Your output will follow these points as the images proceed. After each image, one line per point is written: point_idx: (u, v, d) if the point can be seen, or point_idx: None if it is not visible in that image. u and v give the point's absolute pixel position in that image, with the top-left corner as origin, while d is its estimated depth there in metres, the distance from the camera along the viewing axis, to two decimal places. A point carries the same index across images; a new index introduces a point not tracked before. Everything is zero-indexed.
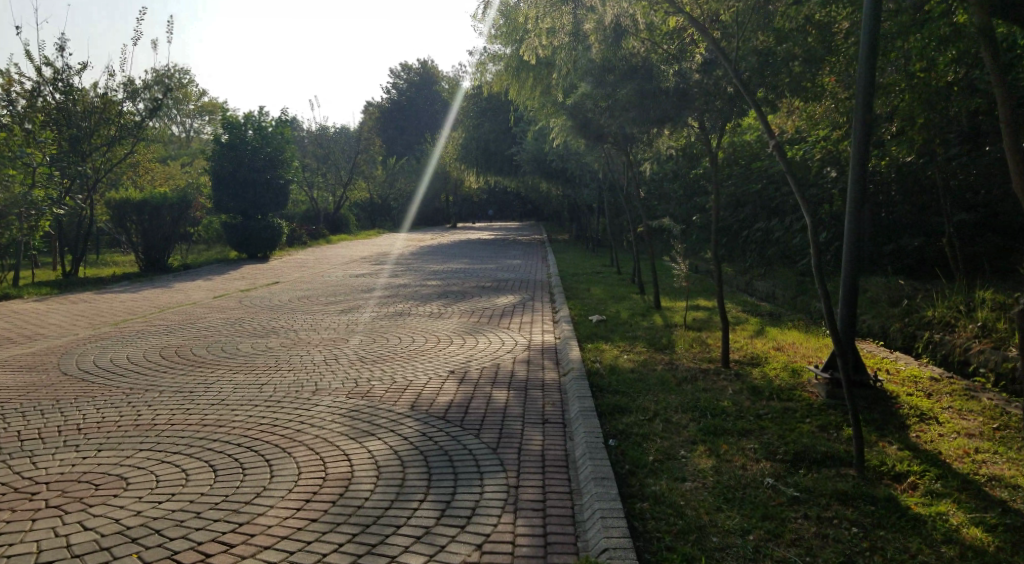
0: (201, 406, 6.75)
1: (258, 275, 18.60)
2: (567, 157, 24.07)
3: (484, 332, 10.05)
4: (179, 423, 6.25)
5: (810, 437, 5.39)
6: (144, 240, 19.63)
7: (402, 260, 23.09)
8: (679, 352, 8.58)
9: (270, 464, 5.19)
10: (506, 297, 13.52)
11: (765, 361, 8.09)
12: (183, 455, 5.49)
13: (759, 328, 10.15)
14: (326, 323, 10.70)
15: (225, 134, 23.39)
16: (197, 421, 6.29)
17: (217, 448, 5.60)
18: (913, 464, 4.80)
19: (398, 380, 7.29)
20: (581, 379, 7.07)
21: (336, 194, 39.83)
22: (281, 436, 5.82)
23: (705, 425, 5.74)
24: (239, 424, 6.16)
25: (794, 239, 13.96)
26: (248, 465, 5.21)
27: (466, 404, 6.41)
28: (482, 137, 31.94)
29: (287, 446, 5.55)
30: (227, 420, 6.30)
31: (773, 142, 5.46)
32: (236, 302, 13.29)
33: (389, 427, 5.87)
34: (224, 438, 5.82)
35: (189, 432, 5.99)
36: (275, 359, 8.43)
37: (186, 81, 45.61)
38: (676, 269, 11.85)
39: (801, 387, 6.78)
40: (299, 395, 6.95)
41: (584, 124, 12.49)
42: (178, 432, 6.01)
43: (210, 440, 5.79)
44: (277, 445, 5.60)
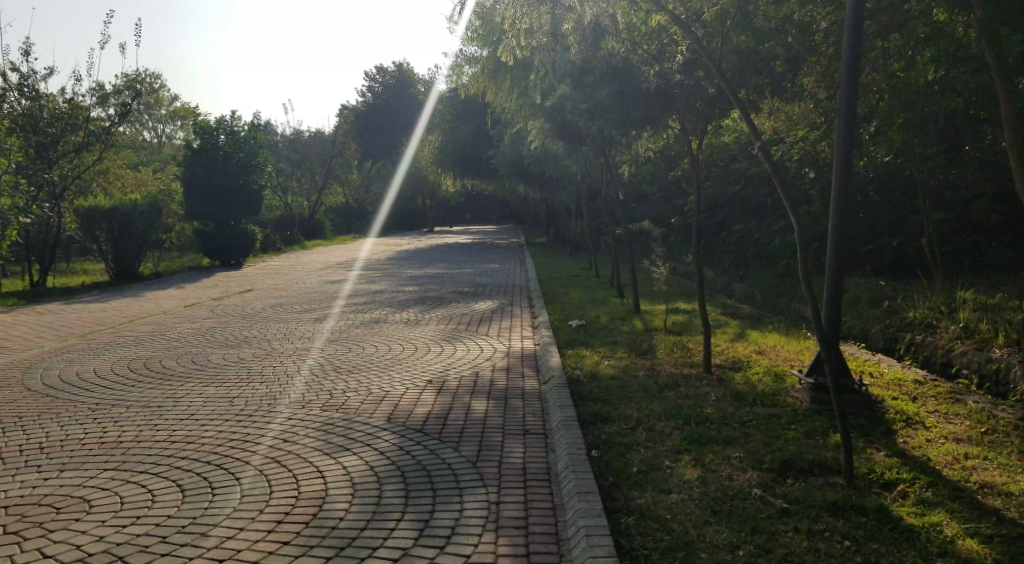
0: (169, 421, 6.49)
1: (231, 283, 18.26)
2: (544, 160, 23.96)
3: (461, 338, 9.86)
4: (146, 440, 5.99)
5: (797, 445, 5.30)
6: (115, 249, 19.17)
7: (378, 265, 22.82)
8: (660, 357, 8.45)
9: (240, 483, 4.97)
10: (484, 302, 13.34)
11: (747, 365, 8.00)
12: (149, 474, 5.24)
13: (740, 331, 10.07)
14: (300, 331, 10.45)
15: (196, 139, 22.86)
16: (164, 437, 6.03)
17: (185, 466, 5.36)
18: (902, 472, 4.73)
19: (374, 391, 7.08)
20: (560, 387, 6.91)
21: (311, 200, 39.43)
22: (251, 452, 5.59)
23: (689, 433, 5.61)
24: (209, 440, 5.92)
25: (772, 240, 13.94)
26: (218, 484, 4.99)
27: (444, 415, 6.22)
28: (459, 140, 31.74)
29: (259, 464, 5.33)
30: (196, 435, 6.06)
31: (758, 144, 5.33)
32: (208, 311, 12.98)
33: (365, 442, 5.66)
34: (192, 456, 5.59)
35: (155, 450, 5.74)
36: (249, 371, 8.17)
37: (157, 86, 44.96)
38: (655, 272, 11.74)
39: (785, 393, 6.69)
40: (272, 408, 6.71)
41: (561, 126, 12.36)
42: (144, 449, 5.76)
43: (178, 458, 5.55)
44: (247, 463, 5.37)
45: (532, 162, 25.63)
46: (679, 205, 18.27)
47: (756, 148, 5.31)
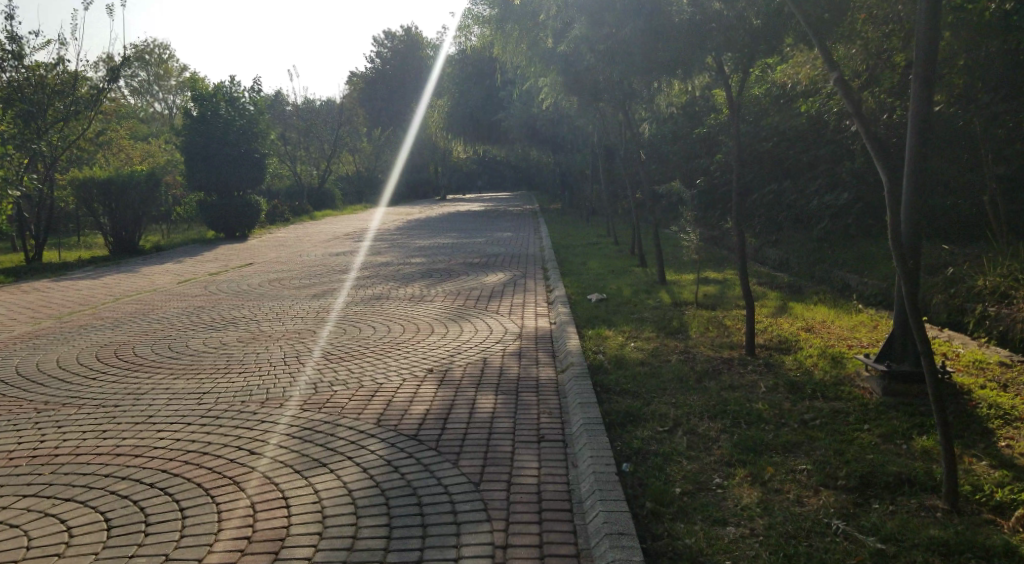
0: (120, 426, 5.22)
1: (233, 256, 17.34)
2: (560, 122, 22.76)
3: (471, 317, 8.87)
4: (85, 453, 4.70)
5: (877, 454, 4.37)
6: (112, 219, 18.18)
7: (387, 235, 21.84)
8: (695, 338, 7.43)
9: (184, 517, 3.74)
10: (496, 275, 12.32)
11: (795, 345, 7.00)
12: (76, 504, 3.96)
13: (781, 304, 9.03)
14: (295, 310, 9.51)
15: (194, 106, 21.84)
16: (107, 448, 4.76)
17: (119, 489, 4.12)
18: (1019, 491, 3.79)
19: (365, 384, 5.99)
20: (582, 378, 5.89)
21: (319, 168, 38.33)
22: (205, 470, 4.34)
23: (741, 439, 4.62)
24: (159, 449, 4.71)
25: (811, 203, 12.83)
26: (156, 516, 3.76)
27: (443, 417, 5.14)
28: (471, 103, 30.51)
29: (211, 487, 4.10)
30: (147, 445, 4.80)
31: (836, 76, 4.90)
32: (200, 289, 12.03)
33: (347, 452, 4.55)
34: (134, 473, 4.35)
35: (93, 468, 4.46)
36: (227, 359, 6.99)
37: (166, 55, 43.98)
38: (685, 239, 10.64)
39: (848, 382, 5.70)
40: (244, 407, 5.50)
41: (578, 77, 11.16)
42: (79, 466, 4.48)
43: (116, 475, 4.32)
44: (198, 484, 4.14)
45: (546, 122, 24.36)
46: (704, 166, 17.05)
47: (835, 77, 4.89)
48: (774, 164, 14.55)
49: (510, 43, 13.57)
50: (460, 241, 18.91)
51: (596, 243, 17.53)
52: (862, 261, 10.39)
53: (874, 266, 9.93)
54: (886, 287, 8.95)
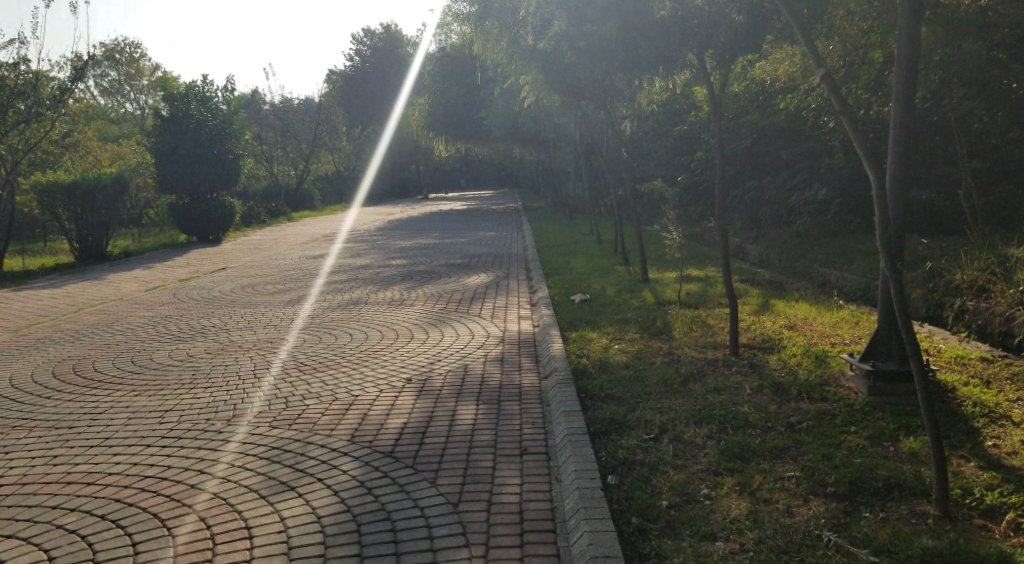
0: (76, 451, 5.04)
1: (207, 261, 17.05)
2: (539, 119, 22.64)
3: (450, 321, 8.73)
4: (35, 482, 4.52)
5: (865, 458, 4.29)
6: (77, 224, 17.91)
7: (366, 237, 21.61)
8: (679, 339, 7.34)
9: (138, 552, 3.59)
10: (476, 276, 12.18)
11: (779, 344, 6.92)
12: (20, 540, 3.79)
13: (763, 301, 8.97)
14: (270, 318, 9.32)
15: (165, 107, 21.52)
16: (59, 477, 4.59)
17: (69, 522, 3.96)
18: (1009, 494, 3.71)
19: (340, 397, 5.85)
20: (565, 384, 5.79)
21: (297, 168, 37.92)
22: (163, 499, 4.18)
23: (728, 445, 4.52)
24: (116, 477, 4.55)
25: (791, 197, 12.80)
26: (108, 551, 3.61)
27: (419, 431, 5.03)
28: (449, 102, 30.30)
29: (169, 517, 3.95)
30: (102, 473, 4.63)
31: (823, 74, 4.55)
32: (170, 296, 11.78)
33: (317, 473, 4.42)
34: (87, 503, 4.18)
35: (43, 498, 4.28)
36: (192, 373, 6.80)
37: (137, 56, 43.42)
38: (666, 238, 10.56)
39: (834, 382, 5.62)
40: (209, 427, 5.34)
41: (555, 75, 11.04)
42: (28, 497, 4.31)
43: (67, 506, 4.16)
44: (155, 515, 3.99)
45: (525, 120, 24.22)
46: (683, 162, 17.00)
47: (823, 75, 4.55)
48: (754, 158, 14.52)
49: (489, 40, 13.40)
50: (439, 242, 18.74)
51: (577, 241, 17.42)
52: (843, 255, 10.36)
53: (855, 260, 9.90)
54: (867, 281, 8.92)
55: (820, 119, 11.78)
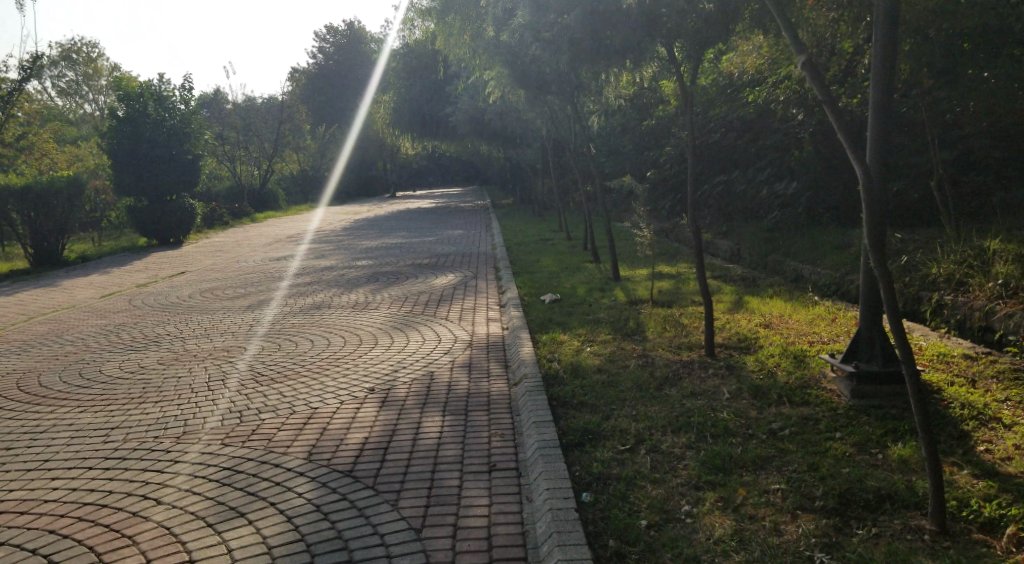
0: (10, 476, 4.63)
1: (166, 265, 16.51)
2: (505, 115, 22.36)
3: (417, 325, 8.40)
4: None
5: (853, 468, 4.08)
6: (32, 230, 17.14)
7: (332, 237, 21.15)
8: (652, 339, 7.09)
9: None
10: (443, 276, 11.86)
11: (755, 344, 6.72)
12: None
13: (737, 298, 8.78)
14: (228, 325, 8.91)
15: (121, 108, 20.69)
16: None
17: None
18: (1008, 505, 3.51)
19: (298, 409, 5.50)
20: (535, 392, 5.49)
21: (262, 168, 37.14)
22: (101, 530, 3.81)
23: (709, 456, 4.28)
24: (52, 505, 4.16)
25: (761, 191, 12.66)
26: None
27: (381, 446, 4.71)
28: (414, 99, 29.81)
29: (106, 552, 3.58)
30: (36, 501, 4.23)
31: (803, 58, 4.14)
32: (125, 303, 11.28)
33: (270, 496, 4.08)
34: (17, 537, 3.80)
35: None
36: (143, 386, 6.38)
37: (95, 56, 42.39)
38: (637, 235, 10.32)
39: (815, 384, 5.42)
40: (156, 445, 4.96)
41: (522, 69, 10.74)
42: None
43: None
44: (91, 549, 3.62)
45: (491, 117, 23.91)
46: (652, 157, 16.82)
47: (801, 61, 4.12)
48: (723, 153, 14.37)
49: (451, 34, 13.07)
50: (407, 241, 18.37)
51: (547, 238, 17.18)
52: (815, 250, 10.22)
53: (827, 254, 9.77)
54: (840, 275, 8.77)
55: (790, 113, 11.65)
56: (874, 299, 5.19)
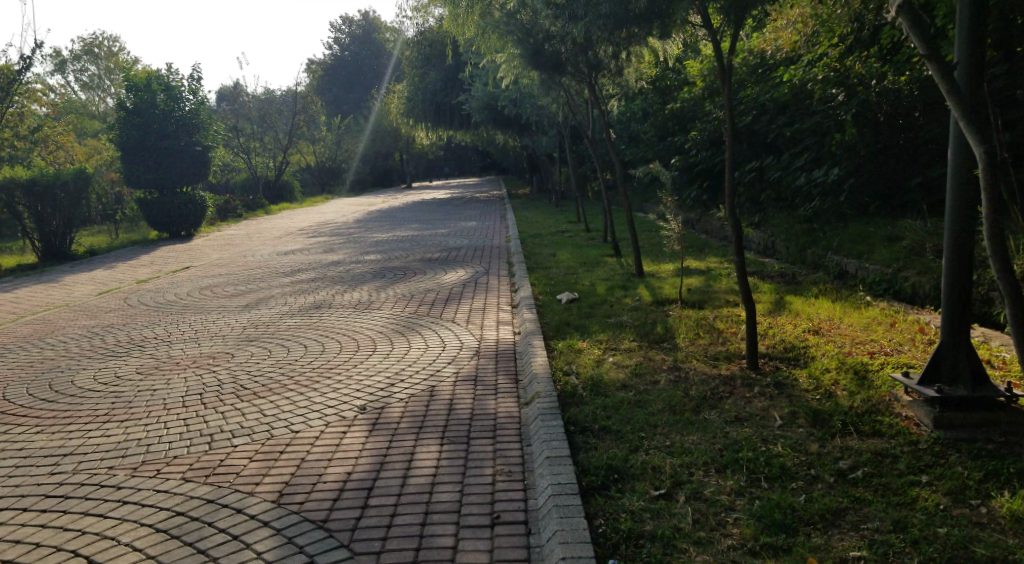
0: None
1: (171, 259, 15.83)
2: (522, 103, 21.44)
3: (422, 328, 7.58)
4: None
5: (950, 528, 3.21)
6: (39, 224, 16.35)
7: (345, 229, 20.41)
8: (683, 348, 6.21)
9: None
10: (455, 273, 11.03)
11: (804, 354, 5.85)
12: None
13: (777, 298, 7.87)
14: (216, 327, 8.14)
15: (128, 98, 20.00)
16: None
17: None
18: None
19: (276, 433, 4.67)
20: (549, 417, 4.66)
21: (277, 159, 36.41)
22: None
23: (765, 506, 3.42)
24: None
25: (798, 179, 11.70)
26: None
27: (365, 486, 3.87)
28: (431, 87, 28.90)
29: None
30: None
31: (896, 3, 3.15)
32: (118, 302, 10.56)
33: (225, 557, 3.25)
34: None
35: None
36: (114, 401, 5.53)
37: (114, 48, 42.08)
38: (663, 228, 9.41)
39: (884, 407, 4.55)
40: (107, 478, 4.14)
41: (539, 48, 9.83)
42: None
43: None
44: None
45: (508, 105, 23.01)
46: (677, 145, 15.87)
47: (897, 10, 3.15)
48: (755, 138, 13.40)
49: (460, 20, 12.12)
50: (422, 233, 17.56)
51: (565, 231, 16.31)
52: (861, 243, 9.25)
53: (875, 248, 8.82)
54: (892, 272, 7.82)
55: (831, 94, 10.67)
56: (959, 312, 4.28)
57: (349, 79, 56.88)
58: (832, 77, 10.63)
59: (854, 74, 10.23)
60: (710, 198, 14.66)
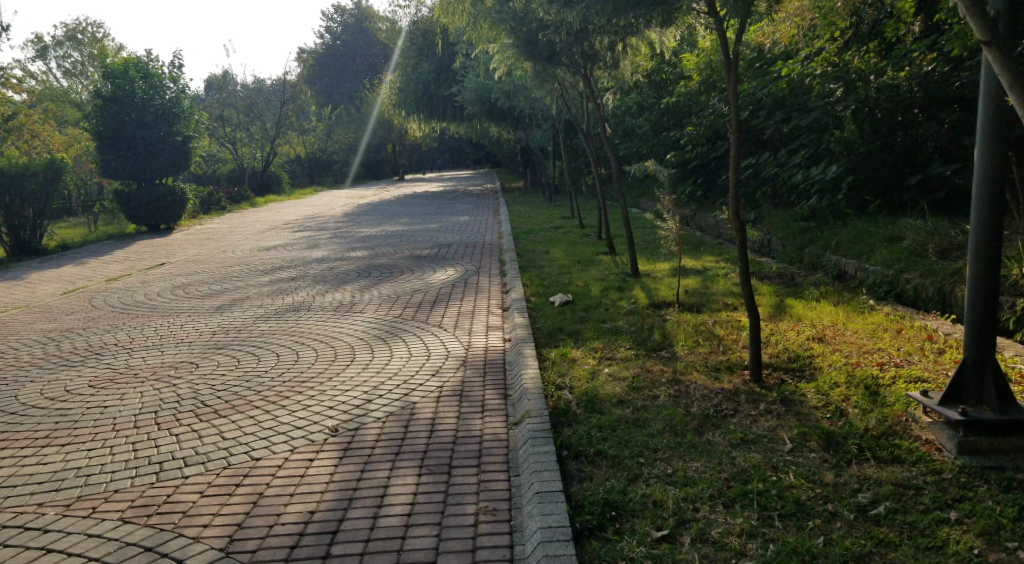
0: None
1: (149, 254, 15.35)
2: (515, 95, 20.96)
3: (406, 333, 7.20)
4: None
5: None
6: (9, 217, 15.82)
7: (332, 223, 19.96)
8: (682, 358, 5.86)
9: None
10: (443, 272, 10.62)
11: (810, 365, 5.49)
12: None
13: (778, 302, 7.54)
14: (186, 332, 7.71)
15: (106, 85, 19.51)
16: None
17: None
18: None
19: (234, 465, 4.44)
20: (540, 441, 4.31)
21: (263, 150, 35.87)
22: None
23: (781, 555, 3.10)
24: None
25: (796, 174, 11.34)
26: None
27: (328, 530, 3.66)
28: (422, 78, 28.41)
29: None
30: None
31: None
32: (84, 302, 10.10)
33: None
34: None
35: None
36: (62, 423, 5.25)
37: (98, 35, 41.33)
38: (661, 227, 9.05)
39: (903, 428, 4.19)
40: (47, 525, 3.90)
41: (531, 41, 9.41)
42: None
43: None
44: None
45: (500, 97, 22.64)
46: (672, 139, 15.54)
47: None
48: (752, 132, 13.05)
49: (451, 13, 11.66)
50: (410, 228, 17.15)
51: (557, 226, 15.92)
52: (860, 241, 8.91)
53: (874, 247, 8.48)
54: (894, 273, 7.48)
55: (829, 90, 10.37)
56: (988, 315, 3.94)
57: (339, 69, 56.31)
58: (832, 73, 10.33)
59: (853, 70, 9.95)
60: (704, 193, 14.34)
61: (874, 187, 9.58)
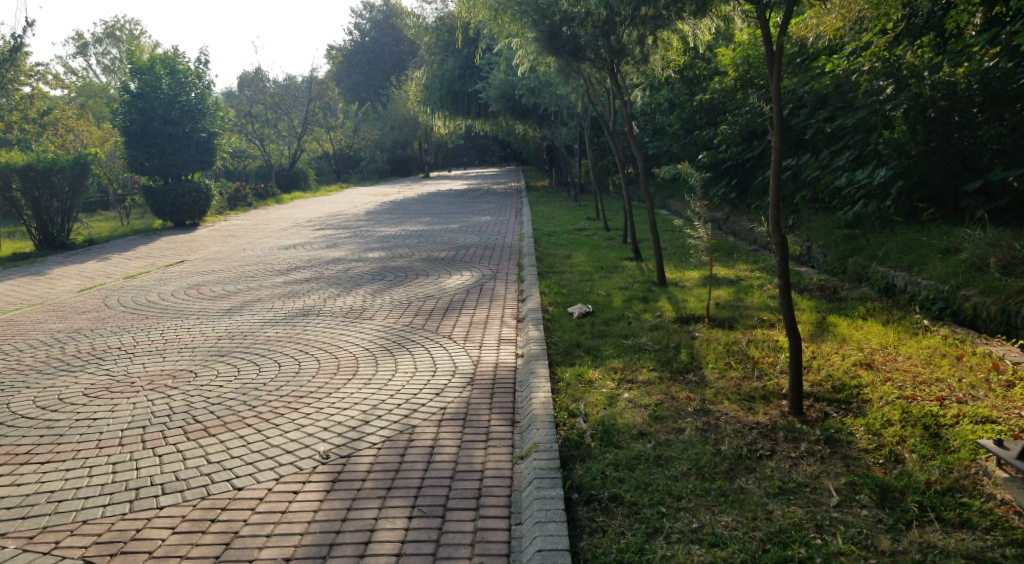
0: None
1: (169, 251, 15.08)
2: (539, 93, 20.43)
3: (413, 344, 6.70)
4: None
5: None
6: (38, 212, 15.61)
7: (352, 221, 19.61)
8: (712, 384, 5.27)
9: None
10: (460, 276, 10.13)
11: (858, 397, 4.88)
12: None
13: (820, 319, 6.92)
14: (189, 337, 7.29)
15: (133, 82, 19.30)
16: None
17: None
18: None
19: (211, 496, 3.96)
20: (547, 482, 3.78)
21: (292, 146, 35.75)
22: None
23: None
24: None
25: (840, 178, 10.65)
26: None
27: None
28: (448, 74, 27.95)
29: None
30: None
31: None
32: (96, 301, 9.79)
33: None
34: None
35: None
36: (43, 438, 4.82)
37: (133, 30, 41.57)
38: (691, 234, 8.45)
39: (973, 483, 3.57)
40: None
41: (553, 34, 8.70)
42: None
43: None
44: None
45: (525, 93, 22.04)
46: (705, 139, 14.85)
47: None
48: (790, 133, 12.40)
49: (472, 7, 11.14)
50: (433, 228, 16.71)
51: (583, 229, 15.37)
52: (910, 252, 8.24)
53: (926, 259, 7.81)
54: (950, 289, 6.82)
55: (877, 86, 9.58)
56: None
57: (368, 67, 56.23)
58: (880, 68, 9.58)
59: (906, 65, 9.26)
60: (738, 195, 13.92)
61: (926, 192, 8.90)
